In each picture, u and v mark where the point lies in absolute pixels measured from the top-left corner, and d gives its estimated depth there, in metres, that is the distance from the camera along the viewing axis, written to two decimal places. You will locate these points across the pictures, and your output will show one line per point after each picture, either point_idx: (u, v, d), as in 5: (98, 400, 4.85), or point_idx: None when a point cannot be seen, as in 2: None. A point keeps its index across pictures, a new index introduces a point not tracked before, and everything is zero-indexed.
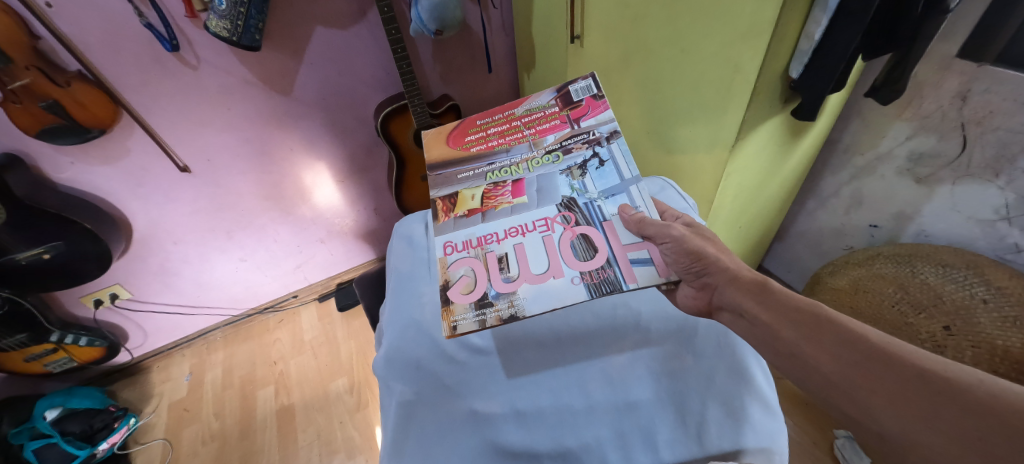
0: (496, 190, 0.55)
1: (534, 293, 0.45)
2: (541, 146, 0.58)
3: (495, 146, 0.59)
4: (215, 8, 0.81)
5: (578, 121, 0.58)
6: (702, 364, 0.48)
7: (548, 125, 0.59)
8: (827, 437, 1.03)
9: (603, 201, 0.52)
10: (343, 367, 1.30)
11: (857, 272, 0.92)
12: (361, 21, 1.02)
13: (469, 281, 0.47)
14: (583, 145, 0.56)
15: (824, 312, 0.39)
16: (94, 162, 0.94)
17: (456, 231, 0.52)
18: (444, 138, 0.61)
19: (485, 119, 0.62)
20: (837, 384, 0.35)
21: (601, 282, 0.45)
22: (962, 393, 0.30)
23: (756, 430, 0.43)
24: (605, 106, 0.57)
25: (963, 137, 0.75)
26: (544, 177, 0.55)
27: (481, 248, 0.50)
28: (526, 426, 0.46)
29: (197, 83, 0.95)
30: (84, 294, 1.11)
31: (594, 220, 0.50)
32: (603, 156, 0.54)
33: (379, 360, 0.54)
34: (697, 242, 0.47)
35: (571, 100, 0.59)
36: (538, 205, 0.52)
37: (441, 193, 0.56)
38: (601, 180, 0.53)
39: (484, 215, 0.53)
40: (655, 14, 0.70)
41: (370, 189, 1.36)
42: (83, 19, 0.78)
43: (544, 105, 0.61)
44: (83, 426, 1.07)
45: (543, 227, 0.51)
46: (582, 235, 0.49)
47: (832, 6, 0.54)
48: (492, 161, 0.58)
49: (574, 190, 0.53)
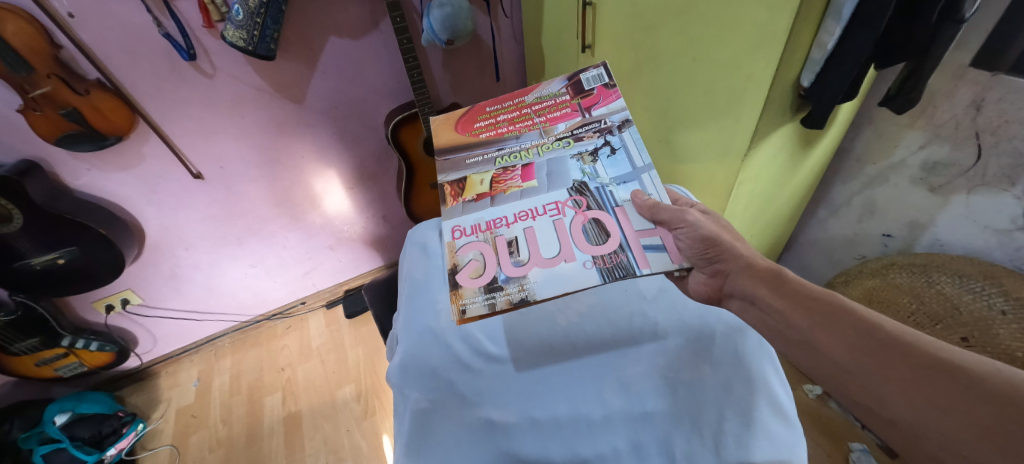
0: (506, 174, 0.55)
1: (544, 277, 0.44)
2: (552, 133, 0.58)
3: (505, 132, 0.59)
4: (232, 18, 0.83)
5: (590, 109, 0.58)
6: (719, 374, 0.47)
7: (559, 114, 0.59)
8: (843, 451, 1.00)
9: (614, 186, 0.51)
10: (350, 375, 1.30)
11: (870, 282, 0.91)
12: (373, 31, 1.04)
13: (478, 265, 0.47)
14: (594, 133, 0.55)
15: (838, 301, 0.39)
16: (110, 168, 0.95)
17: (466, 216, 0.52)
18: (454, 124, 0.61)
19: (496, 107, 0.63)
20: (848, 371, 0.35)
21: (613, 266, 0.44)
22: (980, 381, 0.29)
23: (772, 442, 0.42)
24: (617, 95, 0.57)
25: (977, 146, 0.75)
26: (554, 162, 0.55)
27: (491, 231, 0.50)
28: (540, 435, 0.45)
29: (212, 91, 0.96)
30: (96, 300, 1.12)
31: (606, 205, 0.50)
32: (615, 144, 0.54)
33: (393, 368, 0.53)
34: (708, 227, 0.47)
35: (582, 89, 0.59)
36: (548, 190, 0.52)
37: (451, 178, 0.55)
38: (613, 167, 0.53)
39: (493, 199, 0.53)
40: (665, 23, 0.71)
41: (378, 196, 1.37)
42: (104, 29, 0.80)
43: (555, 93, 0.61)
44: (92, 431, 1.08)
45: (553, 211, 0.51)
46: (594, 220, 0.49)
47: (845, 16, 0.55)
48: (501, 147, 0.58)
49: (585, 174, 0.53)
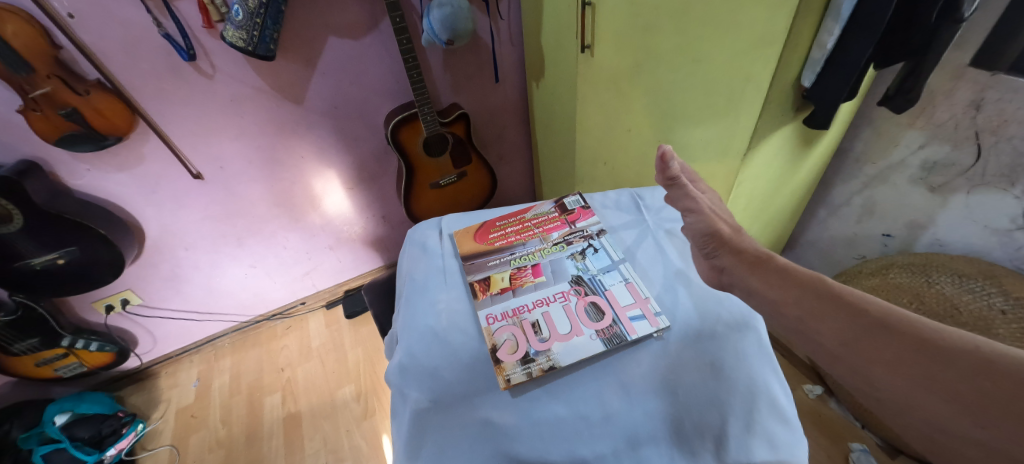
0: (520, 272, 0.60)
1: (565, 349, 0.50)
2: (549, 239, 0.65)
3: (514, 240, 0.66)
4: (232, 19, 0.83)
5: (574, 222, 0.68)
6: (719, 376, 0.46)
7: (552, 225, 0.68)
8: (843, 451, 1.00)
9: (602, 275, 0.59)
10: (349, 375, 1.30)
11: (871, 282, 0.91)
12: (373, 31, 1.04)
13: (513, 342, 0.51)
14: (580, 238, 0.65)
15: (827, 286, 0.40)
16: (110, 168, 0.95)
17: (494, 306, 0.56)
18: (471, 234, 0.68)
19: (502, 221, 0.71)
20: (838, 355, 0.36)
21: (612, 335, 0.51)
22: (959, 357, 0.30)
23: (772, 443, 0.41)
24: (593, 214, 0.70)
25: (977, 145, 0.75)
26: (555, 262, 0.62)
27: (517, 316, 0.54)
28: (540, 437, 0.43)
29: (212, 91, 0.96)
30: (96, 300, 1.12)
31: (598, 289, 0.57)
32: (597, 245, 0.64)
33: (393, 368, 0.50)
34: (711, 218, 0.55)
35: (566, 208, 0.71)
36: (555, 282, 0.58)
37: (476, 277, 0.60)
38: (598, 261, 0.61)
39: (514, 291, 0.58)
40: (665, 22, 0.71)
41: (378, 196, 1.37)
42: (104, 30, 0.81)
43: (546, 211, 0.72)
44: (92, 432, 1.08)
45: (561, 298, 0.56)
46: (592, 303, 0.55)
47: (845, 16, 0.55)
48: (513, 251, 0.64)
49: (578, 269, 0.60)
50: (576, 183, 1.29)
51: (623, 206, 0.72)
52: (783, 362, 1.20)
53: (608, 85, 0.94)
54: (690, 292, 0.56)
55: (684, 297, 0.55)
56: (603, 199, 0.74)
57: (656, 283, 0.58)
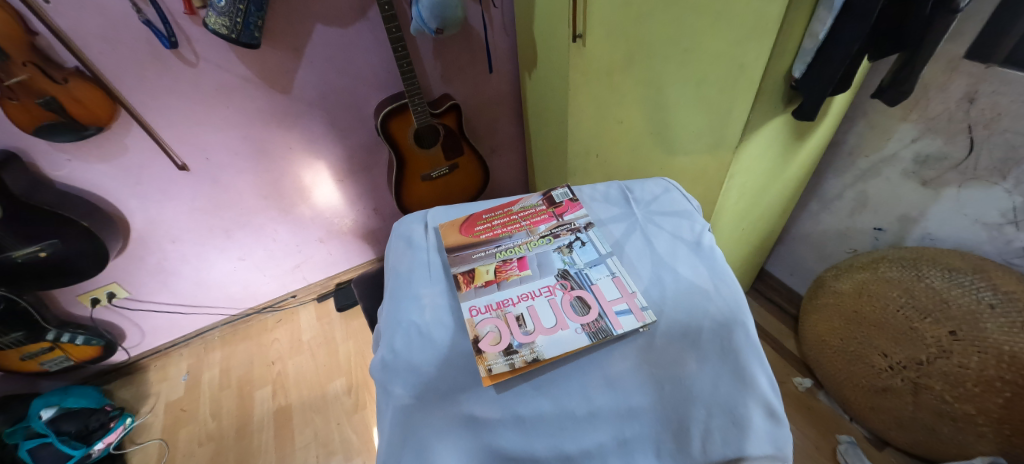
0: (505, 265, 0.60)
1: (549, 342, 0.49)
2: (536, 232, 0.65)
3: (500, 233, 0.66)
4: (214, 5, 0.80)
5: (562, 215, 0.68)
6: (705, 370, 0.45)
7: (539, 218, 0.68)
8: (831, 443, 1.01)
9: (588, 269, 0.59)
10: (341, 368, 1.29)
11: (862, 276, 0.93)
12: (361, 19, 1.02)
13: (496, 334, 0.50)
14: (567, 231, 0.65)
15: None
16: (92, 159, 0.93)
17: (478, 298, 0.55)
18: (457, 228, 0.67)
19: (490, 213, 0.70)
20: None
21: (597, 330, 0.50)
22: None
23: (759, 437, 0.41)
24: (581, 206, 0.69)
25: (970, 138, 0.75)
26: (541, 255, 0.61)
27: (501, 309, 0.54)
28: (526, 431, 0.42)
29: (196, 80, 0.94)
30: (81, 293, 1.11)
31: (584, 283, 0.57)
32: (585, 239, 0.63)
33: (377, 364, 0.49)
34: None
35: (554, 201, 0.71)
36: (540, 276, 0.58)
37: (461, 270, 0.59)
38: (585, 254, 0.61)
39: (499, 285, 0.57)
40: (660, 10, 0.69)
41: (369, 188, 1.35)
42: (82, 16, 0.78)
43: (534, 204, 0.72)
44: (78, 426, 1.06)
45: (546, 292, 0.56)
46: (578, 297, 0.55)
47: (837, 5, 0.53)
48: (499, 244, 0.64)
49: (566, 263, 0.60)
50: (569, 176, 1.28)
51: (611, 199, 0.71)
52: (773, 356, 1.21)
53: (600, 76, 0.92)
54: (676, 285, 0.55)
55: (671, 290, 0.54)
56: (592, 192, 0.73)
57: (644, 276, 0.57)
